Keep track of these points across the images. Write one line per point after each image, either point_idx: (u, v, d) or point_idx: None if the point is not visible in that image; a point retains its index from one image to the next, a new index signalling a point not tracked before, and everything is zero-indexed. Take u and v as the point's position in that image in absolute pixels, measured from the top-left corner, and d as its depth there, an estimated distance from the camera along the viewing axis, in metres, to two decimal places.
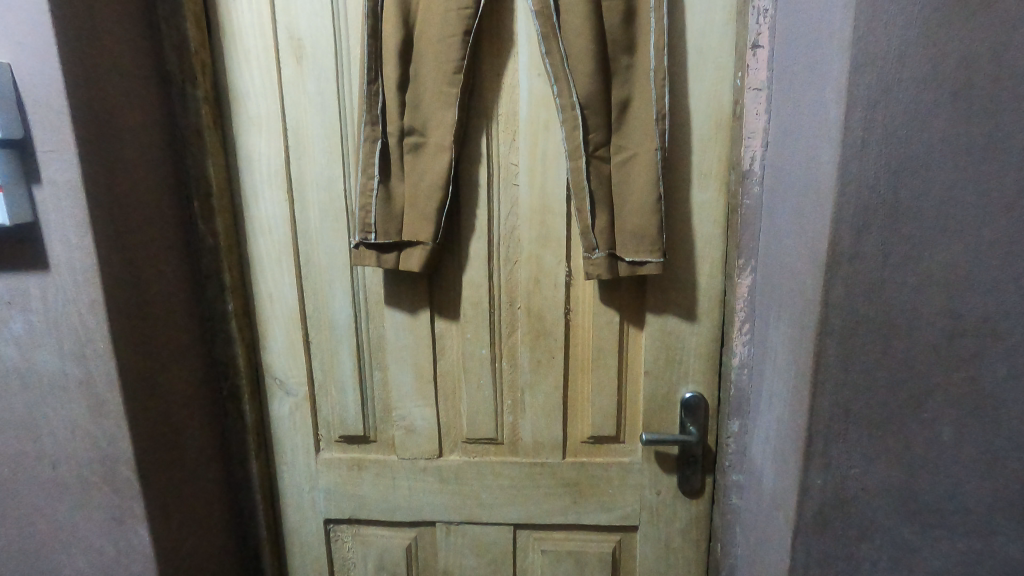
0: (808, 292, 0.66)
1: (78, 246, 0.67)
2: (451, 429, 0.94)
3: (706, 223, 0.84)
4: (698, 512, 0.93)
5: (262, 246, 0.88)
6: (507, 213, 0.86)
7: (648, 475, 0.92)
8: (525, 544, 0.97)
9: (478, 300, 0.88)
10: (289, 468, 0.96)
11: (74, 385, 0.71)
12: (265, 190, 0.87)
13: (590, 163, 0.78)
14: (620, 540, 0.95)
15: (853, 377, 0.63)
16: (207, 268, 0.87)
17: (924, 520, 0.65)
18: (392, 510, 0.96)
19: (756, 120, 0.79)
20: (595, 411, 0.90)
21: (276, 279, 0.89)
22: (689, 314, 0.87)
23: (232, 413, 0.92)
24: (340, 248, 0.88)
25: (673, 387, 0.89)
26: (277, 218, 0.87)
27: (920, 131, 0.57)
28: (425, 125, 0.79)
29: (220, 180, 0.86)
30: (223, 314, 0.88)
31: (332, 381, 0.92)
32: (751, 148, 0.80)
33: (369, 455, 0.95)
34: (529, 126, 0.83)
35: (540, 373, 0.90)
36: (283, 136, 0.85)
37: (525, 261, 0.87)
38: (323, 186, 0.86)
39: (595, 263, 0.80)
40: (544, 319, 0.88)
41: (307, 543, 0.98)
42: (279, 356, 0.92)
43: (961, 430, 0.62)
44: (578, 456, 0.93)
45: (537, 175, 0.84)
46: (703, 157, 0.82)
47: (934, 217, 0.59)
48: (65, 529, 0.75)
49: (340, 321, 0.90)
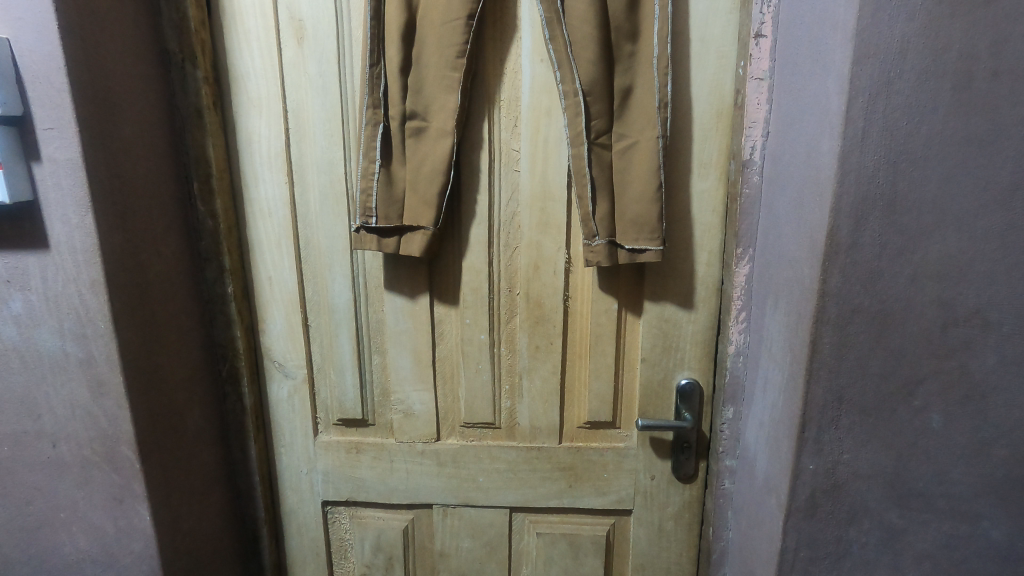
0: (805, 282, 0.67)
1: (78, 226, 0.67)
2: (449, 414, 0.94)
3: (706, 212, 0.84)
4: (691, 497, 0.94)
5: (261, 229, 0.88)
6: (507, 198, 0.86)
7: (642, 459, 0.94)
8: (520, 527, 0.98)
9: (478, 285, 0.89)
10: (287, 451, 0.96)
11: (74, 365, 0.71)
12: (265, 172, 0.86)
13: (592, 150, 0.79)
14: (614, 523, 0.97)
15: (847, 363, 0.65)
16: (206, 249, 0.86)
17: (911, 504, 0.69)
18: (390, 492, 0.97)
19: (758, 110, 0.78)
20: (592, 397, 0.92)
21: (276, 263, 0.89)
22: (688, 302, 0.87)
23: (230, 396, 0.92)
24: (340, 231, 0.88)
25: (670, 374, 0.90)
26: (277, 201, 0.87)
27: (920, 124, 0.59)
28: (427, 110, 0.79)
29: (219, 161, 0.85)
30: (222, 297, 0.88)
31: (331, 365, 0.93)
32: (751, 138, 0.79)
33: (367, 438, 0.96)
34: (531, 112, 0.83)
35: (538, 359, 0.91)
36: (283, 117, 0.84)
37: (525, 247, 0.87)
38: (324, 170, 0.86)
39: (594, 250, 0.81)
40: (543, 305, 0.89)
41: (305, 525, 0.99)
42: (278, 339, 0.92)
43: (950, 416, 0.66)
44: (574, 440, 0.94)
45: (538, 162, 0.84)
46: (703, 146, 0.83)
47: (931, 210, 0.61)
48: (64, 508, 0.76)
49: (339, 305, 0.90)
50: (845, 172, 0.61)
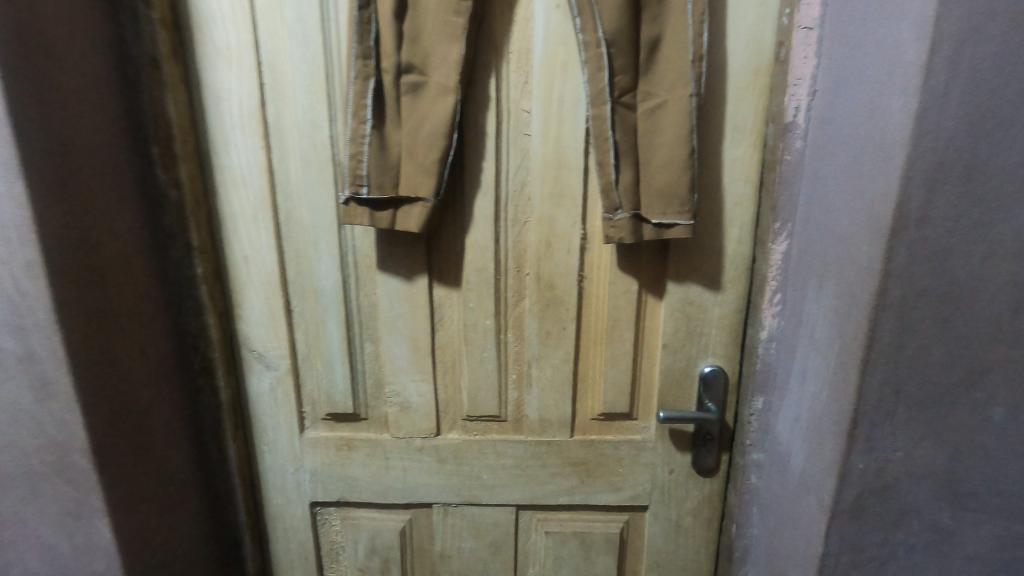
0: (862, 261, 0.59)
1: (7, 196, 0.56)
2: (450, 406, 0.86)
3: (737, 182, 0.76)
4: (711, 491, 0.88)
5: (234, 201, 0.77)
6: (516, 166, 0.76)
7: (661, 453, 0.87)
8: (527, 525, 0.91)
9: (483, 265, 0.79)
10: (270, 449, 0.87)
11: (12, 362, 0.60)
12: (236, 134, 0.75)
13: (615, 110, 0.70)
14: (629, 520, 0.90)
15: (908, 353, 0.58)
16: (170, 225, 0.75)
17: (966, 505, 0.62)
18: (386, 492, 0.89)
19: (805, 65, 0.69)
20: (607, 386, 0.84)
21: (253, 239, 0.78)
22: (714, 283, 0.79)
23: (204, 390, 0.82)
24: (327, 203, 0.77)
25: (693, 361, 0.83)
26: (252, 168, 0.76)
27: (1009, 77, 0.51)
28: (426, 62, 0.68)
29: (183, 121, 0.73)
30: (191, 278, 0.78)
31: (317, 354, 0.83)
32: (796, 98, 0.70)
33: (359, 434, 0.87)
34: (544, 67, 0.73)
35: (549, 346, 0.82)
36: (257, 71, 0.73)
37: (535, 222, 0.78)
38: (306, 133, 0.74)
39: (616, 225, 0.73)
40: (555, 287, 0.80)
41: (292, 527, 0.90)
42: (257, 326, 0.81)
43: (1014, 410, 0.59)
44: (586, 433, 0.87)
45: (551, 124, 0.74)
46: (738, 108, 0.73)
47: (1014, 177, 0.53)
48: (11, 525, 0.66)
49: (326, 287, 0.80)
50: (922, 134, 0.52)
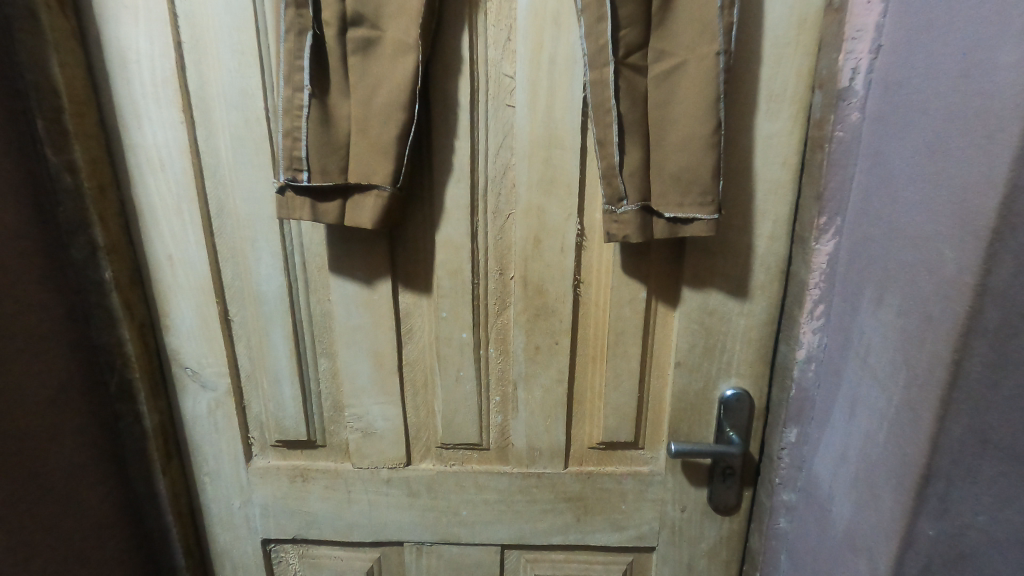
0: (944, 272, 0.44)
1: None
2: (422, 432, 0.73)
3: (772, 165, 0.61)
4: (730, 531, 0.75)
5: (151, 189, 0.63)
6: (498, 146, 0.62)
7: (672, 487, 0.73)
8: (514, 566, 0.78)
9: (457, 267, 0.65)
10: (212, 480, 0.74)
11: None
12: (149, 107, 0.60)
13: (620, 74, 0.54)
14: (633, 561, 0.77)
15: (1004, 393, 0.43)
16: (67, 219, 0.61)
17: None
18: (349, 529, 0.76)
19: (868, 11, 0.52)
20: (608, 411, 0.70)
21: (178, 236, 0.64)
22: (740, 289, 0.65)
23: (125, 416, 0.69)
24: (265, 192, 0.63)
25: (712, 383, 0.69)
26: (172, 148, 0.62)
27: None
28: (377, 11, 0.53)
29: (75, 88, 0.59)
30: (99, 284, 0.64)
31: (262, 372, 0.70)
32: (853, 56, 0.54)
33: (316, 463, 0.74)
34: (531, 19, 0.57)
35: (538, 363, 0.68)
36: (171, 25, 0.58)
37: (521, 215, 0.63)
38: (235, 104, 0.60)
39: (620, 220, 0.58)
40: (546, 293, 0.66)
41: (242, 567, 0.78)
42: (188, 339, 0.68)
43: None
44: (584, 464, 0.73)
45: (540, 93, 0.59)
46: (776, 72, 0.59)
47: None
48: None
49: (269, 293, 0.66)
50: None
